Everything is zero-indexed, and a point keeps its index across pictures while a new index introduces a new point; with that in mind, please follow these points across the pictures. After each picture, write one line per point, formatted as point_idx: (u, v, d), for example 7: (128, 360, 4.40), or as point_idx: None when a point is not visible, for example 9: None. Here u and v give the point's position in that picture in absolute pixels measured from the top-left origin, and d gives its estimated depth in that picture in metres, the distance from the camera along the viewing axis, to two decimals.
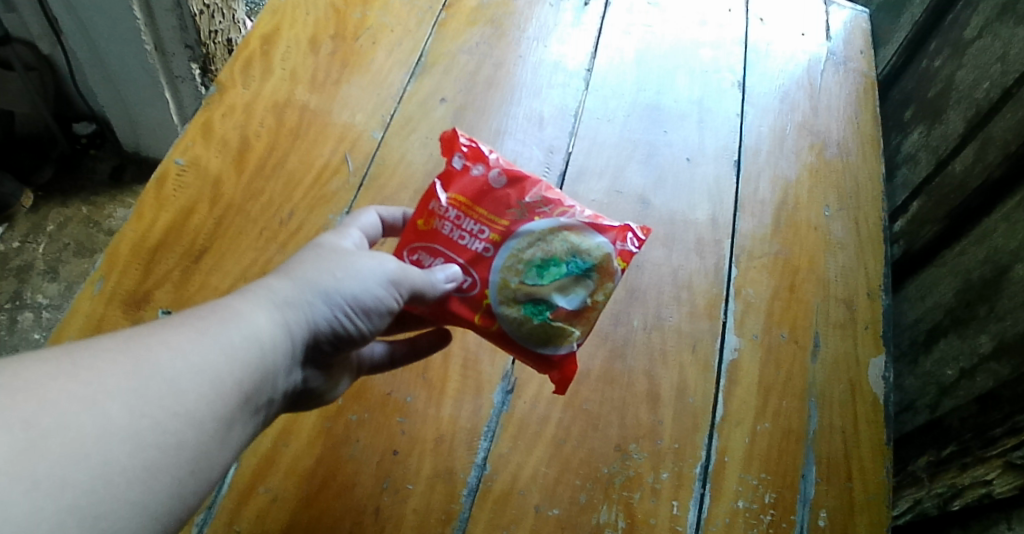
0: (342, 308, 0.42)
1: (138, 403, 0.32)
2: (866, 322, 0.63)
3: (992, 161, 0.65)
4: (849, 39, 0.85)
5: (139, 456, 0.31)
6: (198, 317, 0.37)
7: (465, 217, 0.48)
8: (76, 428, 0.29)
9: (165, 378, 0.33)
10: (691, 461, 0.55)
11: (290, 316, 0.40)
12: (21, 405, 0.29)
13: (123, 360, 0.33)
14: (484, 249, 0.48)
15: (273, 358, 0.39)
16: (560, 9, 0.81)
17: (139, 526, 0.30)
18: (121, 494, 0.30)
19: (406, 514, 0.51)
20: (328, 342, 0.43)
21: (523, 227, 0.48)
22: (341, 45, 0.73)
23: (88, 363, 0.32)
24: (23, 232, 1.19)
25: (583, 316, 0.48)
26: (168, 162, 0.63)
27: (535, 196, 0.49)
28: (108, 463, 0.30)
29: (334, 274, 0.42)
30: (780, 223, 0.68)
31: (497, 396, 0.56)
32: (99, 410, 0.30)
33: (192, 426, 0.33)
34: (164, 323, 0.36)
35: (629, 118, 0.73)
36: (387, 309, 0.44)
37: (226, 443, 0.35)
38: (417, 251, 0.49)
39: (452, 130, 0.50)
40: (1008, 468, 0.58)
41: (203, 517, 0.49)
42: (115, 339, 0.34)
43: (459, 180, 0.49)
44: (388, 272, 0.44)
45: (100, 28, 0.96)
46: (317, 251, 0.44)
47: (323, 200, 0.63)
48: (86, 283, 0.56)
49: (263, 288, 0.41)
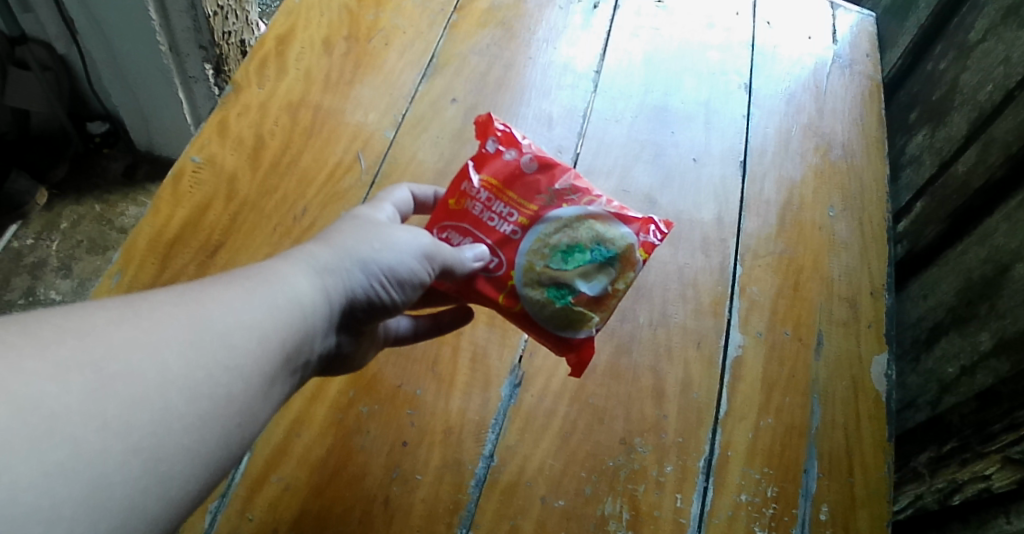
0: (377, 277, 0.44)
1: (194, 355, 0.33)
2: (869, 320, 0.64)
3: (994, 162, 0.66)
4: (855, 42, 0.86)
5: (194, 405, 0.32)
6: (244, 278, 0.39)
7: (495, 199, 0.50)
8: (140, 374, 0.31)
9: (218, 332, 0.35)
10: (695, 455, 0.56)
11: (330, 281, 0.42)
12: (91, 349, 0.30)
13: (179, 313, 0.34)
14: (513, 231, 0.50)
15: (314, 320, 0.40)
16: (570, 11, 0.82)
17: (192, 472, 0.32)
18: (179, 439, 0.31)
19: (415, 503, 0.52)
20: (363, 310, 0.45)
21: (551, 213, 0.50)
22: (355, 46, 0.75)
23: (148, 314, 0.33)
24: (37, 229, 1.22)
25: (604, 302, 0.50)
26: (185, 159, 0.65)
27: (564, 184, 0.50)
28: (168, 409, 0.31)
29: (371, 245, 0.44)
30: (785, 224, 0.69)
31: (505, 389, 0.57)
32: (159, 358, 0.32)
33: (241, 380, 0.35)
34: (213, 282, 0.38)
35: (637, 118, 0.74)
36: (419, 281, 0.46)
37: (266, 400, 0.37)
38: (448, 229, 0.51)
39: (487, 115, 0.52)
40: (1006, 463, 0.59)
41: (217, 504, 0.50)
42: (170, 294, 0.36)
43: (492, 163, 0.51)
44: (422, 246, 0.46)
45: (117, 28, 0.98)
46: (354, 223, 0.46)
47: (335, 197, 0.65)
48: (104, 277, 0.58)
49: (305, 255, 0.42)
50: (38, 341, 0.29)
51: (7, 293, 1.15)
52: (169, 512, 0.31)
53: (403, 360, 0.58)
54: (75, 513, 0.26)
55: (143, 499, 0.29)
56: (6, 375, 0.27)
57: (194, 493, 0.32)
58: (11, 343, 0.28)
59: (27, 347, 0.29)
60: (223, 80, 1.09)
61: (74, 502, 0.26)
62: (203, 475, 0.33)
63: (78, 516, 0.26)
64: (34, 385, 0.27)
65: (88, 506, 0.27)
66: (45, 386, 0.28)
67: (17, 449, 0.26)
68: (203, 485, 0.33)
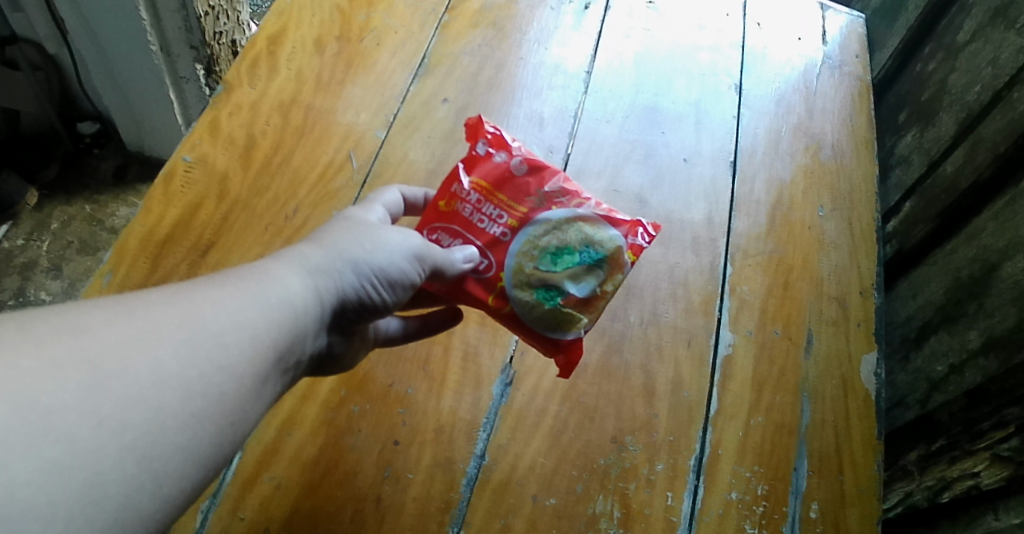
0: (369, 278, 0.44)
1: (188, 354, 0.33)
2: (858, 320, 0.65)
3: (982, 162, 0.67)
4: (845, 44, 0.87)
5: (188, 404, 0.32)
6: (236, 278, 0.39)
7: (485, 201, 0.50)
8: (134, 372, 0.31)
9: (211, 332, 0.35)
10: (686, 453, 0.56)
11: (322, 282, 0.42)
12: (86, 346, 0.30)
13: (173, 311, 0.34)
14: (502, 233, 0.50)
15: (306, 320, 0.40)
16: (561, 12, 0.82)
17: (186, 470, 0.32)
18: (173, 437, 0.31)
19: (406, 503, 0.52)
20: (354, 310, 0.45)
21: (541, 215, 0.50)
22: (346, 46, 0.75)
23: (142, 312, 0.33)
24: (26, 230, 1.21)
25: (592, 304, 0.50)
26: (176, 159, 0.65)
27: (554, 186, 0.50)
28: (163, 407, 0.31)
29: (363, 245, 0.44)
30: (775, 223, 0.69)
31: (496, 388, 0.57)
32: (153, 356, 0.32)
33: (233, 379, 0.35)
34: (205, 282, 0.38)
35: (628, 119, 0.75)
36: (411, 282, 0.46)
37: (259, 399, 0.37)
38: (437, 230, 0.51)
39: (478, 117, 0.52)
40: (995, 460, 0.60)
41: (208, 504, 0.50)
42: (163, 293, 0.35)
43: (482, 165, 0.51)
44: (413, 247, 0.46)
45: (108, 28, 0.98)
46: (346, 223, 0.46)
47: (326, 197, 0.65)
48: (95, 276, 0.57)
49: (297, 255, 0.42)
50: (33, 338, 0.29)
51: None
52: (162, 510, 0.31)
53: (394, 360, 0.58)
54: (71, 510, 0.27)
55: (137, 497, 0.29)
56: (3, 372, 0.27)
57: (187, 491, 0.32)
58: (6, 339, 0.28)
59: (22, 344, 0.29)
60: (213, 81, 1.08)
61: (69, 499, 0.27)
62: (196, 473, 0.33)
63: (74, 512, 0.27)
64: (29, 382, 0.28)
65: (83, 503, 0.27)
66: (40, 385, 0.28)
67: (13, 446, 0.26)
68: (197, 482, 0.33)
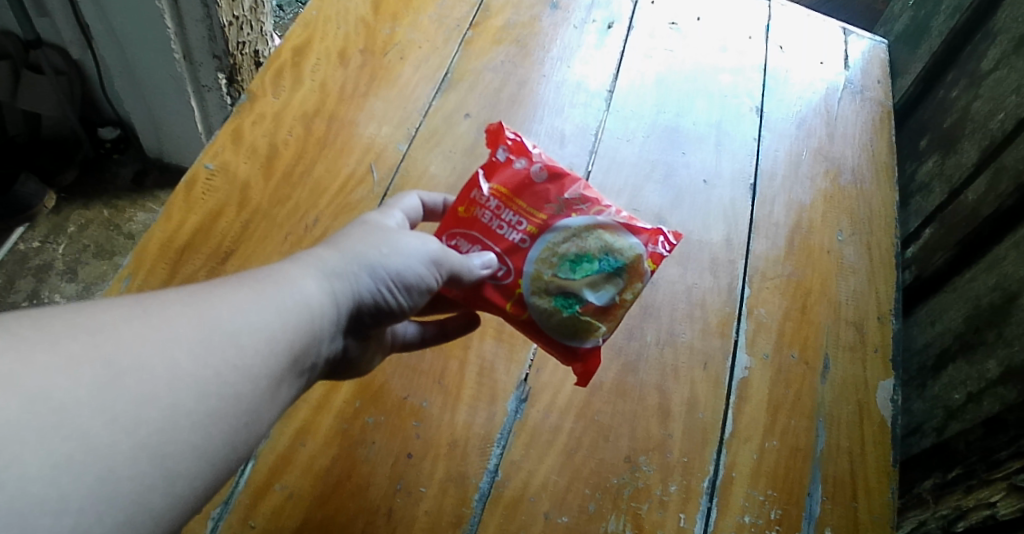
0: (386, 282, 0.44)
1: (203, 353, 0.33)
2: (875, 346, 0.64)
3: (1004, 191, 0.66)
4: (867, 69, 0.87)
5: (203, 403, 0.32)
6: (254, 280, 0.39)
7: (504, 207, 0.51)
8: (150, 370, 0.31)
9: (227, 332, 0.35)
10: (699, 475, 0.56)
11: (338, 285, 0.42)
12: (101, 343, 0.31)
13: (189, 312, 0.34)
14: (521, 239, 0.50)
15: (321, 323, 0.40)
16: (584, 31, 0.83)
17: (199, 469, 0.32)
18: (186, 436, 0.31)
19: (418, 516, 0.52)
20: (370, 314, 0.45)
21: (560, 222, 0.50)
22: (370, 59, 0.76)
23: (159, 311, 0.34)
24: (43, 232, 1.22)
25: (610, 313, 0.50)
26: (198, 166, 0.66)
27: (573, 193, 0.50)
28: (176, 405, 0.31)
29: (380, 249, 0.45)
30: (793, 246, 0.69)
31: (511, 405, 0.57)
32: (168, 355, 0.32)
33: (248, 380, 0.35)
34: (224, 283, 0.38)
35: (648, 138, 0.75)
36: (426, 286, 0.47)
37: (273, 401, 0.37)
38: (456, 236, 0.51)
39: (498, 123, 0.52)
40: (1011, 490, 0.58)
41: (220, 511, 0.50)
42: (181, 293, 0.36)
43: (502, 172, 0.51)
44: (431, 251, 0.46)
45: (132, 36, 0.99)
46: (363, 228, 0.47)
47: (347, 208, 0.65)
48: (114, 281, 0.58)
49: (314, 258, 0.43)
50: (50, 334, 0.30)
51: (11, 295, 1.16)
52: (174, 511, 0.31)
53: (410, 372, 0.58)
54: (82, 506, 0.27)
55: (149, 495, 0.29)
56: (19, 367, 0.28)
57: (200, 493, 0.32)
58: (23, 336, 0.29)
59: (38, 340, 0.29)
60: (236, 90, 1.10)
61: (80, 495, 0.27)
62: (209, 474, 0.33)
63: (85, 509, 0.27)
64: (45, 377, 0.28)
65: (95, 499, 0.27)
66: (55, 379, 0.28)
67: (25, 440, 0.26)
68: (210, 483, 0.33)
